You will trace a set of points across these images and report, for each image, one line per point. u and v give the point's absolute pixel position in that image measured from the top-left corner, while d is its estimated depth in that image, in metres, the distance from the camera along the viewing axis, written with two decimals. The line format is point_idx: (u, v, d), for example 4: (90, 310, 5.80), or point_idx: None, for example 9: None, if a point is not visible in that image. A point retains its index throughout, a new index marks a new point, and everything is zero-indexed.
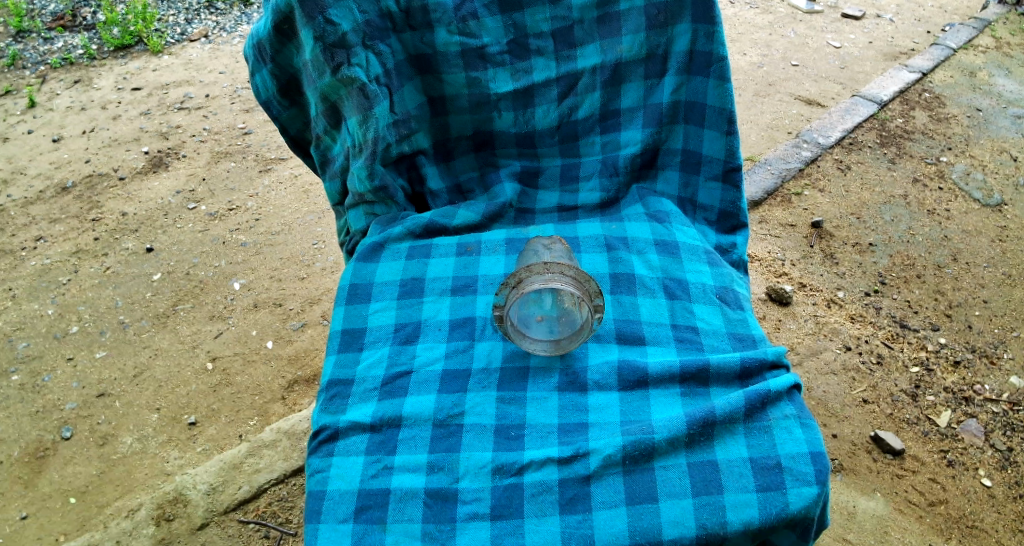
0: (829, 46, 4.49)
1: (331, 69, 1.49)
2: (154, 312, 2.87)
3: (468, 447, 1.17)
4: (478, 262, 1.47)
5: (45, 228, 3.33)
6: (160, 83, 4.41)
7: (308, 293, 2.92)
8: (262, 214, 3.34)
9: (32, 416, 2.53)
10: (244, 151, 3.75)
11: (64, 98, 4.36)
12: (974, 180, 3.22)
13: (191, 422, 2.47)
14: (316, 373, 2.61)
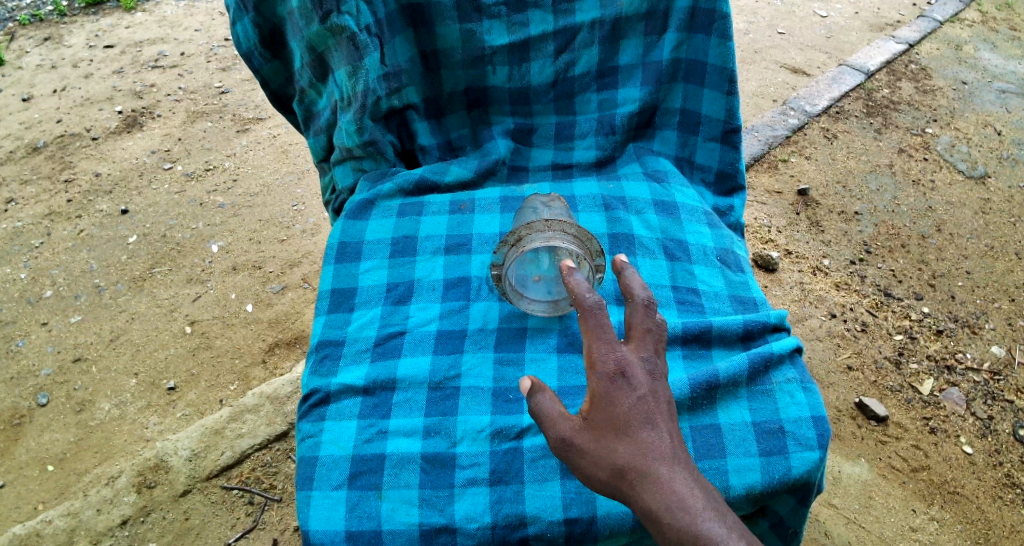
0: (816, 16, 4.45)
1: (319, 17, 1.41)
2: (131, 276, 2.80)
3: (466, 410, 1.15)
4: (472, 221, 1.44)
5: (15, 190, 3.22)
6: (134, 40, 4.26)
7: (289, 255, 2.87)
8: (240, 174, 3.26)
9: (6, 383, 2.47)
10: (221, 111, 3.64)
11: (33, 55, 4.19)
12: (958, 152, 3.23)
13: (170, 387, 2.43)
14: (297, 336, 2.57)
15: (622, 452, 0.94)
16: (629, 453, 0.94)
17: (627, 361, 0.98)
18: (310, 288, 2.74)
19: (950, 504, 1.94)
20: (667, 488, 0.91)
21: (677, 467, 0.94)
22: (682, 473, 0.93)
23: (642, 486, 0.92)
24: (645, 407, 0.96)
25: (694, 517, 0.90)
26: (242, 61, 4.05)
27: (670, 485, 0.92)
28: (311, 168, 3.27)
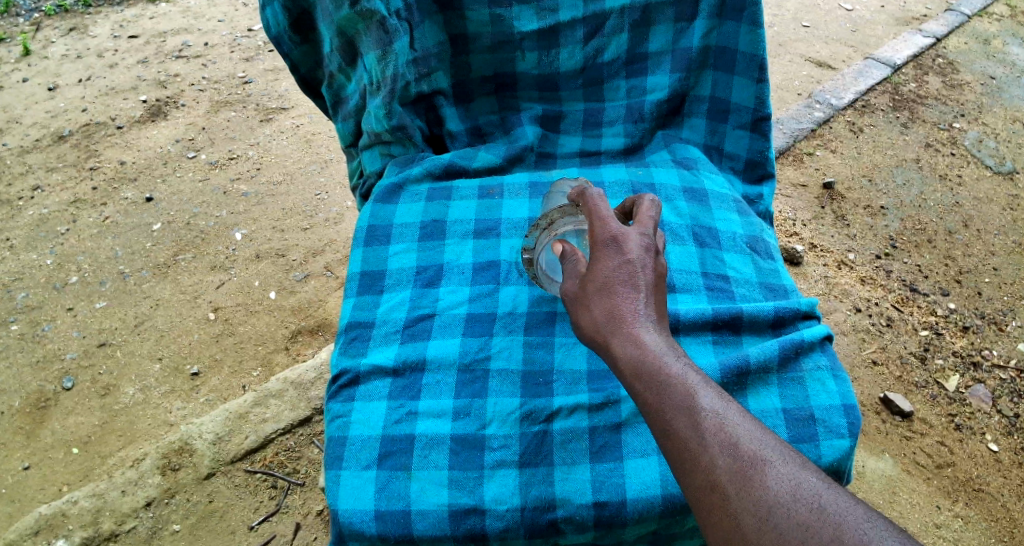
0: (842, 9, 4.40)
1: (348, 2, 1.42)
2: (155, 263, 2.84)
3: (496, 393, 1.16)
4: (501, 206, 1.44)
5: (42, 177, 3.27)
6: (158, 30, 4.30)
7: (311, 244, 2.89)
8: (263, 163, 3.28)
9: (33, 367, 2.51)
10: (245, 101, 3.67)
11: (59, 45, 4.25)
12: (986, 147, 3.18)
13: (194, 373, 2.46)
14: (320, 324, 2.59)
15: (594, 298, 1.02)
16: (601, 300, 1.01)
17: (617, 229, 1.06)
18: (333, 276, 2.76)
19: (974, 501, 1.92)
20: (632, 327, 0.98)
21: (645, 316, 0.99)
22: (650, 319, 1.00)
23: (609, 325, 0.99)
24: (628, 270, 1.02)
25: (652, 353, 0.95)
26: (265, 51, 4.07)
27: (634, 325, 0.98)
28: (333, 158, 3.29)
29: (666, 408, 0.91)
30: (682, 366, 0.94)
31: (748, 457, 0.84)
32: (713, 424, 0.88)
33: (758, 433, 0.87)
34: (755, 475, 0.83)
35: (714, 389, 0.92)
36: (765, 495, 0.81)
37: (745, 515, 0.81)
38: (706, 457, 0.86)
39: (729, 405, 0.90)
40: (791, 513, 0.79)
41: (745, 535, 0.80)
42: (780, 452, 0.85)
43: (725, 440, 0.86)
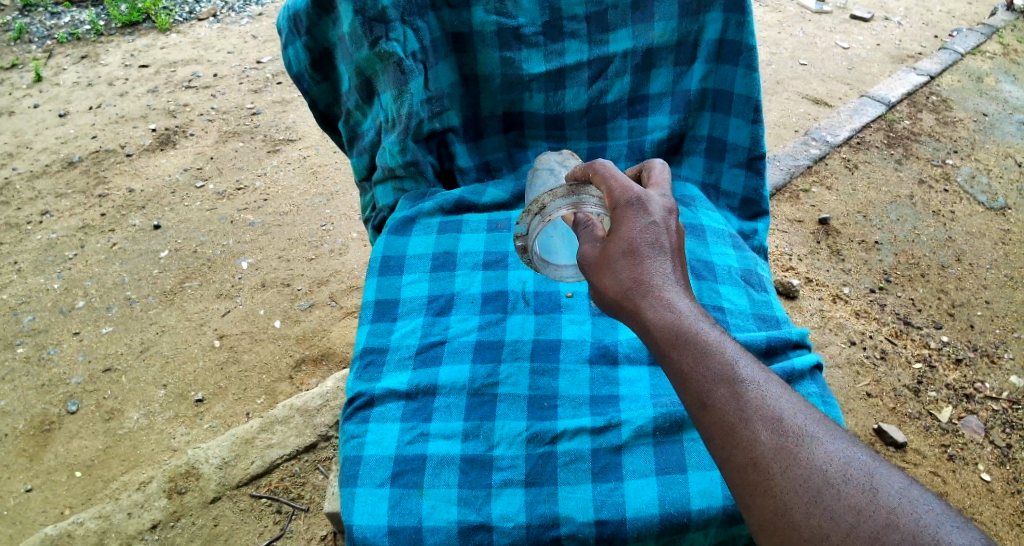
0: (838, 47, 4.53)
1: (368, 43, 1.49)
2: (162, 289, 2.90)
3: (503, 416, 1.21)
4: (509, 239, 1.50)
5: (50, 203, 3.36)
6: (168, 61, 4.42)
7: (316, 275, 2.95)
8: (270, 194, 3.36)
9: (38, 389, 2.56)
10: (253, 132, 3.77)
11: (70, 73, 4.37)
12: (979, 183, 3.26)
13: (198, 399, 2.50)
14: (324, 353, 2.64)
15: (626, 268, 1.03)
16: (634, 270, 1.03)
17: (643, 196, 1.10)
18: (338, 306, 2.81)
19: None
20: (666, 297, 0.99)
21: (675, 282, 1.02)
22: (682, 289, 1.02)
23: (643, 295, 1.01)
24: (656, 235, 1.05)
25: (689, 321, 0.97)
26: (273, 83, 4.18)
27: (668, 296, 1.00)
28: (340, 190, 3.38)
29: (707, 381, 0.92)
30: (718, 336, 0.96)
31: (793, 431, 0.86)
32: (755, 397, 0.90)
33: (799, 408, 0.89)
34: (801, 450, 0.85)
35: (753, 361, 0.94)
36: (810, 472, 0.83)
37: (792, 491, 0.83)
38: (748, 432, 0.88)
39: (769, 378, 0.92)
40: (840, 491, 0.81)
41: (793, 515, 0.82)
42: (822, 426, 0.87)
43: (769, 415, 0.88)
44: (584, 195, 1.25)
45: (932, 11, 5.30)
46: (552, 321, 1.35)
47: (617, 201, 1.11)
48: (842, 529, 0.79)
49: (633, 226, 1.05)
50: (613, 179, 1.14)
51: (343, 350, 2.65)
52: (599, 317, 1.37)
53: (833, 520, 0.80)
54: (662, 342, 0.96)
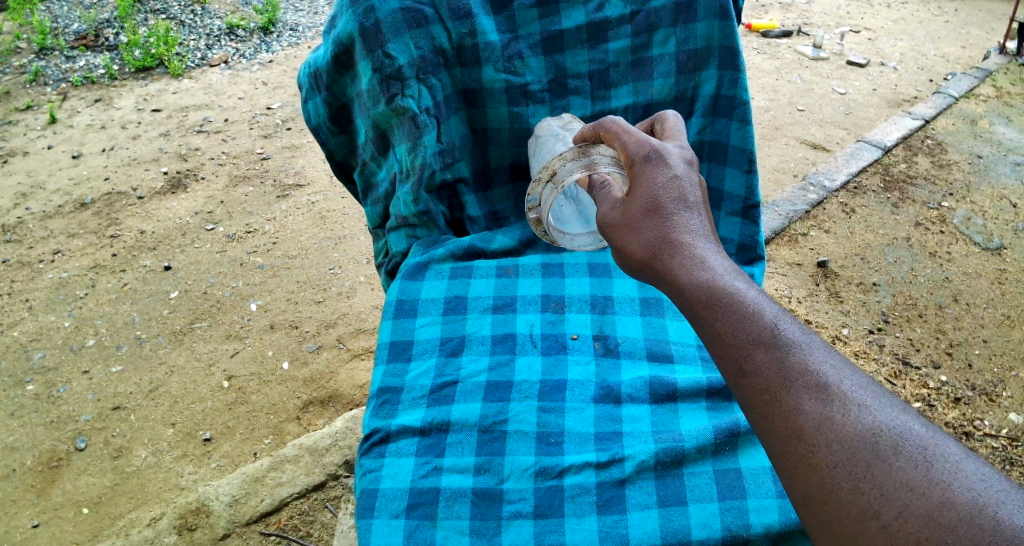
0: (835, 93, 4.67)
1: (386, 99, 1.47)
2: (171, 330, 2.97)
3: (513, 451, 1.25)
4: (517, 284, 1.52)
5: (62, 242, 3.45)
6: (180, 105, 4.58)
7: (324, 317, 3.01)
8: (279, 238, 3.45)
9: (47, 426, 2.62)
10: (263, 177, 3.88)
11: (84, 115, 4.53)
12: (974, 225, 3.34)
13: (206, 438, 2.55)
14: (331, 395, 2.68)
15: (653, 229, 1.01)
16: (660, 230, 1.01)
17: (662, 151, 1.10)
18: (345, 348, 2.87)
19: None
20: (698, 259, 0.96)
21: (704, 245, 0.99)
22: (714, 252, 0.98)
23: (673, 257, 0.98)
24: (679, 192, 1.04)
25: (723, 282, 0.93)
26: (283, 128, 4.32)
27: (700, 258, 0.97)
28: (348, 235, 3.47)
29: (744, 343, 0.87)
30: (756, 297, 0.91)
31: (838, 397, 0.79)
32: (799, 361, 0.84)
33: (843, 372, 0.82)
34: (847, 418, 0.78)
35: (793, 324, 0.89)
36: (857, 442, 0.76)
37: (837, 465, 0.76)
38: (789, 399, 0.81)
39: (812, 340, 0.86)
40: (893, 465, 0.74)
41: (837, 490, 0.75)
42: (870, 394, 0.80)
43: (811, 380, 0.82)
44: (596, 154, 1.28)
45: (926, 56, 5.46)
46: (559, 361, 1.38)
47: (633, 157, 1.12)
48: (895, 508, 0.71)
49: (654, 181, 1.05)
50: (631, 139, 1.14)
51: (350, 392, 2.69)
52: (603, 358, 1.41)
53: (882, 497, 0.73)
54: (694, 302, 0.93)
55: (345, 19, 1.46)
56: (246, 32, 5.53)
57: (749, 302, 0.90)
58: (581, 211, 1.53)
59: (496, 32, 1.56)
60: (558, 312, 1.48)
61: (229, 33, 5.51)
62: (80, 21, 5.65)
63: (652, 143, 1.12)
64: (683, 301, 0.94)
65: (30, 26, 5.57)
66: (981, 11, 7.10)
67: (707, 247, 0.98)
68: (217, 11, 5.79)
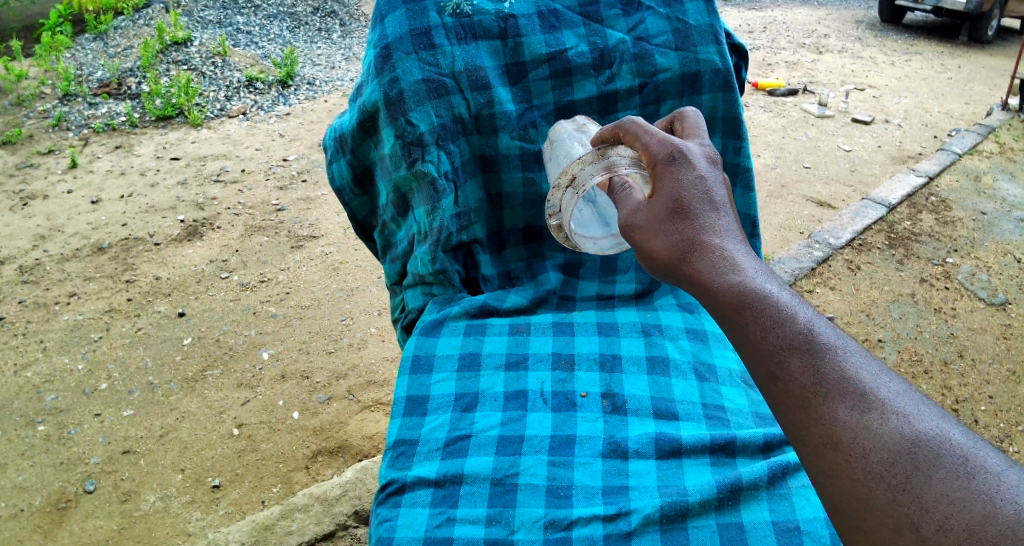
0: (839, 150, 4.78)
1: (406, 164, 1.54)
2: (183, 376, 3.01)
3: (524, 504, 1.17)
4: (529, 342, 1.44)
5: (79, 285, 3.55)
6: (199, 154, 4.73)
7: (335, 367, 3.06)
8: (293, 288, 3.54)
9: (56, 467, 2.62)
10: (278, 228, 3.99)
11: (104, 161, 4.69)
12: (979, 280, 3.39)
13: (215, 485, 2.56)
14: (340, 445, 2.71)
15: (676, 228, 0.98)
16: (685, 230, 0.98)
17: (685, 149, 1.05)
18: (355, 400, 2.91)
19: None
20: (724, 258, 0.93)
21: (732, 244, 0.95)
22: (741, 249, 0.95)
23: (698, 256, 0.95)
24: (705, 189, 1.00)
25: (752, 284, 0.90)
26: (298, 180, 4.45)
27: (727, 257, 0.94)
28: (360, 286, 3.55)
29: (776, 348, 0.84)
30: (786, 300, 0.88)
31: (876, 405, 0.77)
32: (834, 366, 0.80)
33: (880, 378, 0.79)
34: (885, 427, 0.75)
35: (827, 325, 0.86)
36: (895, 453, 0.73)
37: (875, 477, 0.74)
38: (823, 406, 0.79)
39: (846, 343, 0.83)
40: (932, 476, 0.71)
41: (874, 502, 0.73)
42: (908, 400, 0.77)
43: (847, 387, 0.79)
44: (614, 155, 1.24)
45: (929, 114, 5.60)
46: (569, 418, 1.30)
47: (655, 155, 1.06)
48: (936, 522, 0.69)
49: (679, 179, 1.01)
50: (649, 135, 1.09)
51: (359, 442, 2.72)
52: (612, 415, 1.32)
53: (922, 511, 0.70)
54: (723, 304, 0.90)
55: (371, 87, 1.56)
56: (264, 85, 5.75)
57: (779, 303, 0.87)
58: (602, 216, 1.48)
59: (511, 102, 1.61)
60: (569, 370, 1.39)
61: (248, 85, 5.72)
62: (104, 70, 5.89)
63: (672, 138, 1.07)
64: (711, 301, 0.92)
65: (56, 73, 5.83)
66: (983, 69, 7.30)
67: (733, 244, 0.95)
68: (237, 64, 6.02)
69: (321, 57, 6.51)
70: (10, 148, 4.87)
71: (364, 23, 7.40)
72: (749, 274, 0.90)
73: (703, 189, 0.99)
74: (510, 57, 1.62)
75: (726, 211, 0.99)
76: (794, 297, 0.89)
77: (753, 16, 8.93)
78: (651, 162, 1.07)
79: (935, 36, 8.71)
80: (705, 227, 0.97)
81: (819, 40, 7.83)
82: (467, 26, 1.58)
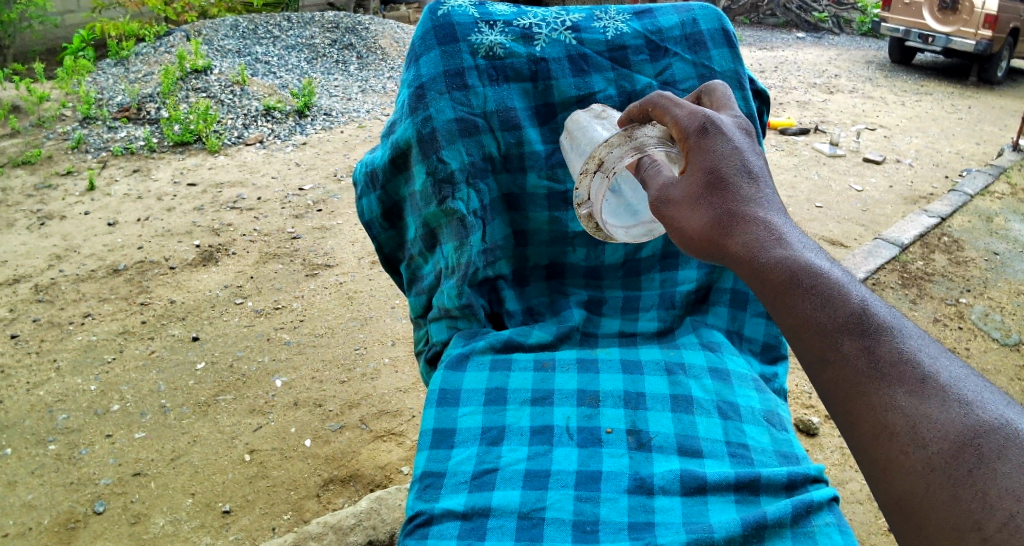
0: (851, 189, 4.83)
1: (436, 201, 1.59)
2: (196, 401, 3.03)
3: (551, 538, 1.19)
4: (555, 377, 1.46)
5: (94, 306, 3.60)
6: (216, 181, 4.82)
7: (348, 396, 3.08)
8: (306, 315, 3.57)
9: (66, 487, 2.64)
10: (293, 255, 4.04)
11: (122, 184, 4.78)
12: (992, 320, 3.40)
13: (226, 510, 2.55)
14: (352, 474, 2.71)
15: (720, 206, 0.95)
16: (724, 204, 0.95)
17: (716, 121, 1.03)
18: (367, 429, 2.92)
19: None
20: (771, 238, 0.90)
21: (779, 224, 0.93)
22: (789, 230, 0.93)
23: (744, 235, 0.91)
24: (745, 163, 0.98)
25: (802, 262, 0.87)
26: (314, 209, 4.52)
27: (775, 235, 0.91)
28: (374, 315, 3.59)
29: (829, 328, 0.81)
30: (840, 279, 0.85)
31: (936, 392, 0.73)
32: (892, 349, 0.77)
33: (940, 363, 0.75)
34: (944, 415, 0.71)
35: (883, 306, 0.82)
36: (955, 443, 0.69)
37: (934, 469, 0.70)
38: (877, 391, 0.75)
39: (904, 326, 0.79)
40: (997, 468, 0.67)
41: (932, 495, 0.69)
42: (970, 388, 0.73)
43: (905, 371, 0.75)
44: (642, 135, 1.24)
45: (940, 154, 5.65)
46: (594, 453, 1.32)
47: (687, 130, 1.06)
48: (999, 518, 0.64)
49: (716, 152, 0.99)
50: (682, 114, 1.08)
51: (371, 472, 2.73)
52: (637, 452, 1.34)
53: (985, 507, 0.66)
54: (771, 283, 0.86)
55: (404, 126, 1.62)
56: (282, 114, 5.87)
57: (831, 283, 0.84)
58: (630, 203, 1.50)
59: (541, 142, 1.67)
60: (594, 406, 1.41)
61: (266, 114, 5.84)
62: (124, 94, 6.03)
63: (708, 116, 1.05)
64: (757, 280, 0.89)
65: (78, 97, 5.97)
66: (993, 109, 7.37)
67: (779, 224, 0.93)
68: (256, 92, 6.15)
69: (338, 88, 6.65)
70: (30, 169, 4.98)
71: (381, 55, 7.56)
72: (798, 254, 0.87)
73: (743, 164, 0.97)
74: (540, 99, 1.68)
75: (770, 192, 0.97)
76: (846, 277, 0.86)
77: (764, 56, 9.07)
78: (688, 140, 1.04)
79: (944, 76, 8.82)
80: (751, 206, 0.94)
81: (829, 80, 7.94)
82: (500, 68, 1.65)
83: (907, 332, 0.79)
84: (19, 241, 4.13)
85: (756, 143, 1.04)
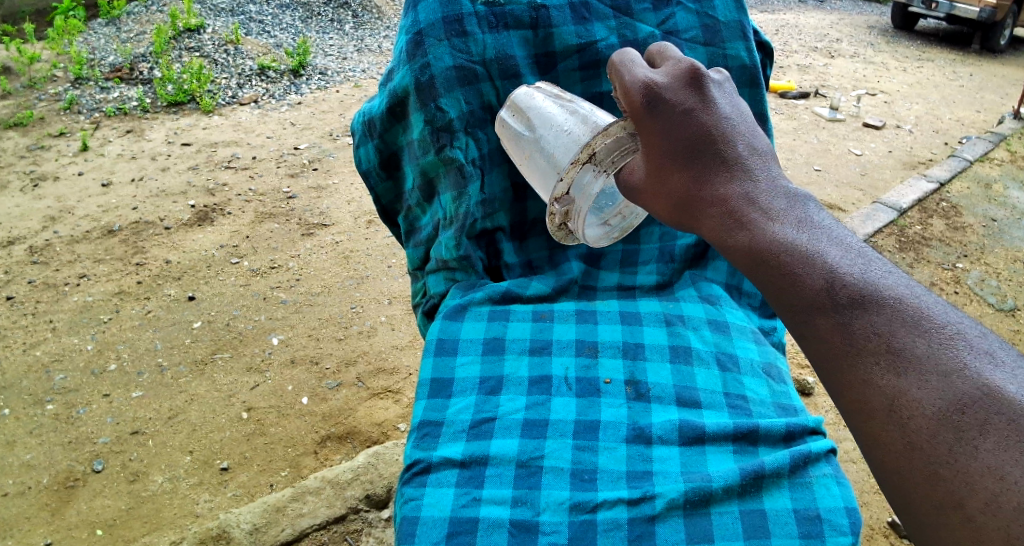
0: (850, 154, 4.79)
1: (434, 150, 1.57)
2: (193, 359, 3.03)
3: (548, 486, 1.19)
4: (554, 329, 1.46)
5: (89, 267, 3.57)
6: (210, 141, 4.75)
7: (344, 354, 3.08)
8: (303, 275, 3.55)
9: (65, 446, 2.65)
10: (288, 215, 4.00)
11: (115, 145, 4.71)
12: (988, 286, 3.40)
13: (224, 468, 2.57)
14: (349, 431, 2.72)
15: (680, 178, 0.98)
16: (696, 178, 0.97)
17: (657, 90, 1.02)
18: (364, 387, 2.93)
19: None
20: (737, 206, 0.92)
21: (755, 192, 0.92)
22: (761, 194, 0.92)
23: (713, 213, 0.94)
24: (697, 129, 0.99)
25: (778, 237, 0.86)
26: (309, 169, 4.47)
27: (750, 201, 0.92)
28: (370, 275, 3.57)
29: (802, 308, 0.82)
30: (814, 247, 0.84)
31: (913, 370, 0.72)
32: (866, 322, 0.76)
33: (921, 328, 0.74)
34: (920, 391, 0.71)
35: (858, 269, 0.81)
36: (935, 424, 0.69)
37: (914, 448, 0.70)
38: (856, 372, 0.76)
39: (884, 288, 0.78)
40: (977, 446, 0.67)
41: (920, 479, 0.70)
42: (952, 352, 0.71)
43: (879, 346, 0.74)
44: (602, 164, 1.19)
45: (941, 120, 5.61)
46: (593, 403, 1.32)
47: (629, 104, 1.05)
48: (982, 498, 0.65)
49: (665, 130, 1.00)
50: (629, 79, 1.05)
51: (368, 430, 2.73)
52: (635, 402, 1.34)
53: (965, 484, 0.66)
54: (746, 262, 0.88)
55: (402, 73, 1.60)
56: (276, 74, 5.77)
57: (800, 254, 0.84)
58: (514, 128, 1.47)
59: None
60: (592, 357, 1.41)
61: (260, 73, 5.74)
62: (116, 54, 5.90)
63: (646, 79, 1.03)
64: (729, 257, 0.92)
65: (69, 55, 5.87)
66: (995, 77, 7.28)
67: (754, 189, 0.93)
68: (250, 52, 6.04)
69: (333, 47, 6.53)
70: (22, 130, 4.90)
71: (377, 14, 7.40)
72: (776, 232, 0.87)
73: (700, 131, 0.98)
74: (541, 47, 1.64)
75: (736, 152, 0.97)
76: (822, 241, 0.85)
77: (766, 19, 8.92)
78: (633, 115, 1.05)
79: (947, 43, 8.70)
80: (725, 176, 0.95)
81: (831, 44, 7.83)
82: (499, 15, 1.60)
83: (887, 295, 0.77)
84: (12, 203, 4.08)
85: (702, 93, 1.02)
